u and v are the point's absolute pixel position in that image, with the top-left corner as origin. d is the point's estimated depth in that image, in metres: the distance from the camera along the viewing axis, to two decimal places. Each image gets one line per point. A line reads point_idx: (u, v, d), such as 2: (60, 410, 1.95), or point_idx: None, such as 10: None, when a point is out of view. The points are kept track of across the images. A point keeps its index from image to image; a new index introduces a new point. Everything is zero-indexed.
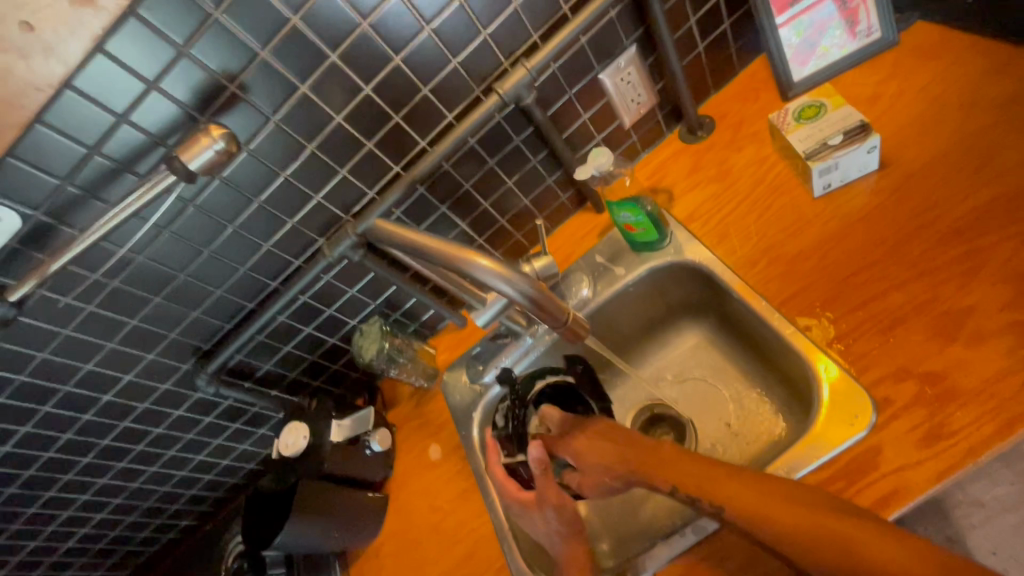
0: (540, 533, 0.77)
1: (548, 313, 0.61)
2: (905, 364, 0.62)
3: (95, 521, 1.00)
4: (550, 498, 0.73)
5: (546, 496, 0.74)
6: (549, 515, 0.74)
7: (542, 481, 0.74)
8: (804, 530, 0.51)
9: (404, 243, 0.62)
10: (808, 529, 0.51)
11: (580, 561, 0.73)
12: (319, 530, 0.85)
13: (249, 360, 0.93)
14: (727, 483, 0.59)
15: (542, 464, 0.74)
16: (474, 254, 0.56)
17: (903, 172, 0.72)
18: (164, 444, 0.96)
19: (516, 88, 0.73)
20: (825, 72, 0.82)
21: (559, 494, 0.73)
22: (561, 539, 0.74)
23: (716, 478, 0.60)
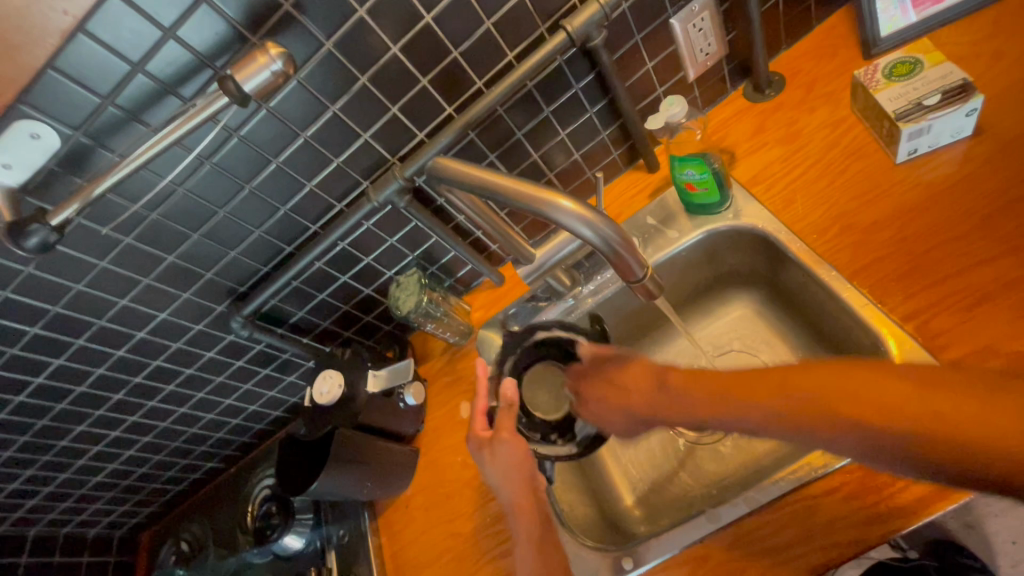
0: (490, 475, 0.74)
1: (624, 264, 0.59)
2: (991, 344, 0.59)
3: (125, 457, 1.01)
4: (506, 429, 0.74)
5: (500, 431, 0.74)
6: (499, 449, 0.73)
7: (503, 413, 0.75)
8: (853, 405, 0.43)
9: (477, 185, 0.58)
10: (859, 404, 0.42)
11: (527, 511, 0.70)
12: (352, 480, 0.84)
13: (284, 306, 0.91)
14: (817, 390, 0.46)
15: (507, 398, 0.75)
16: (557, 195, 0.54)
17: (1001, 140, 0.67)
18: (194, 386, 0.96)
19: (586, 27, 0.67)
20: (902, 36, 0.75)
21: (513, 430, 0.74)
22: (509, 485, 0.72)
23: (794, 384, 0.47)
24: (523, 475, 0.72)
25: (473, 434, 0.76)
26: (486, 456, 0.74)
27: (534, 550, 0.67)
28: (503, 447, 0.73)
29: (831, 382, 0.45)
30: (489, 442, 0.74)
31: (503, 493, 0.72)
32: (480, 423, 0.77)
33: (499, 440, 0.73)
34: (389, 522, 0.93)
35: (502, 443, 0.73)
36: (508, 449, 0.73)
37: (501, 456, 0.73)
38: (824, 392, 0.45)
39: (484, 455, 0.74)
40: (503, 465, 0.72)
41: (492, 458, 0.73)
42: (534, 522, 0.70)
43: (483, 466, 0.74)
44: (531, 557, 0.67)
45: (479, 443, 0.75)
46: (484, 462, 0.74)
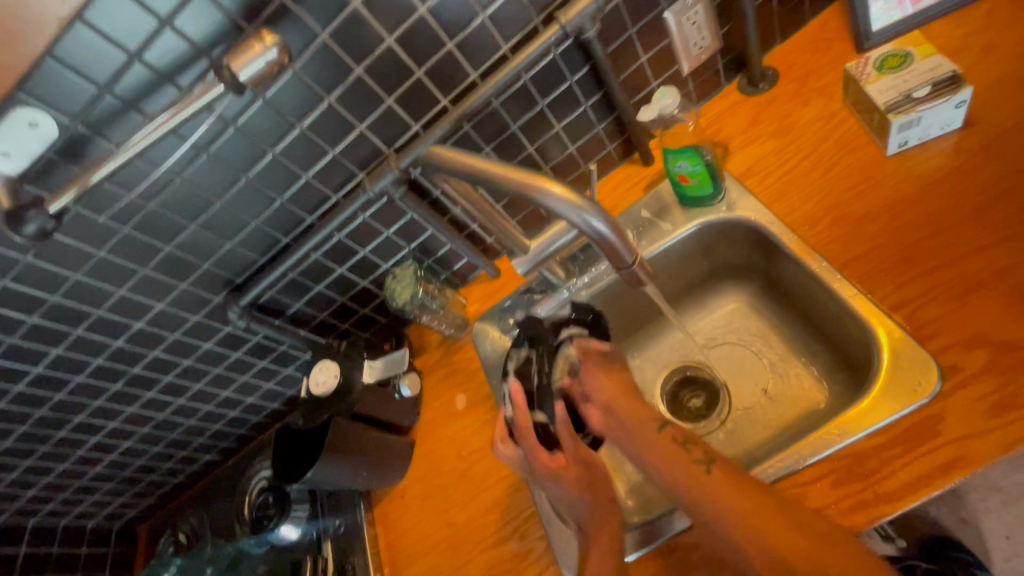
0: (569, 504, 0.71)
1: (611, 252, 0.60)
2: (978, 333, 0.59)
3: (122, 448, 1.02)
4: (583, 456, 0.73)
5: (580, 456, 0.73)
6: (580, 477, 0.71)
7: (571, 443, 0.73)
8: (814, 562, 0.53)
9: (471, 172, 0.59)
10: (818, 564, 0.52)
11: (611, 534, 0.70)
12: (348, 470, 0.85)
13: (280, 298, 0.92)
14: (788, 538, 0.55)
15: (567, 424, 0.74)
16: (548, 181, 0.54)
17: (992, 131, 0.67)
18: (192, 377, 0.96)
19: (579, 19, 0.68)
20: (896, 28, 0.76)
21: (587, 452, 0.74)
22: (591, 513, 0.70)
23: (774, 523, 0.56)
24: (603, 494, 0.71)
25: (545, 460, 0.71)
26: (569, 478, 0.70)
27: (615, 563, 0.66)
28: (583, 469, 0.72)
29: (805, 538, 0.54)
30: (566, 465, 0.71)
31: (583, 510, 0.70)
32: (544, 454, 0.72)
33: (580, 462, 0.72)
34: (384, 512, 0.93)
35: (585, 464, 0.72)
36: (590, 470, 0.72)
37: (587, 479, 0.71)
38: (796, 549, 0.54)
39: (563, 477, 0.71)
40: (585, 483, 0.71)
41: (575, 480, 0.71)
42: (614, 539, 0.68)
43: (558, 488, 0.71)
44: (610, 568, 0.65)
45: (556, 467, 0.71)
46: (562, 484, 0.70)
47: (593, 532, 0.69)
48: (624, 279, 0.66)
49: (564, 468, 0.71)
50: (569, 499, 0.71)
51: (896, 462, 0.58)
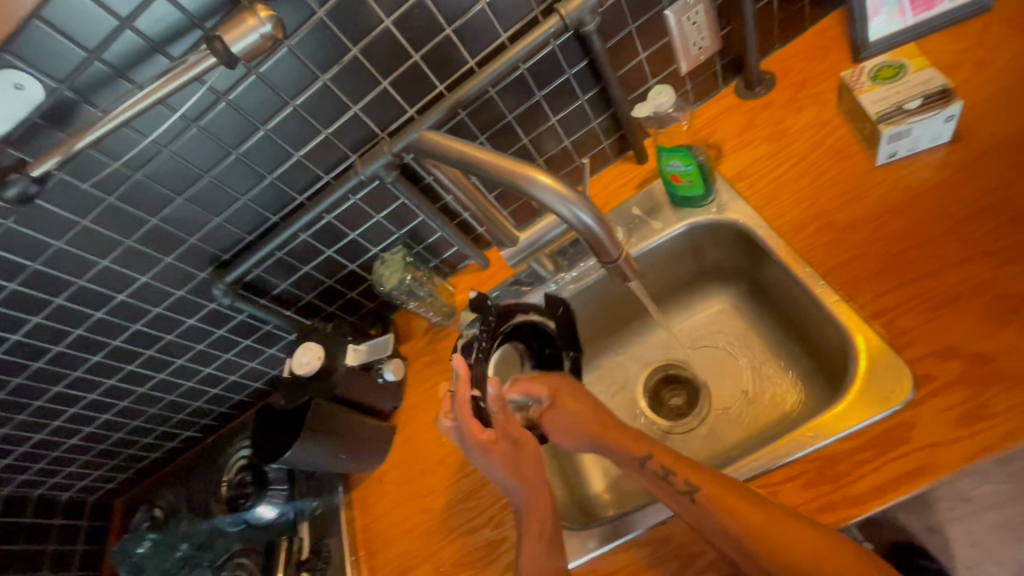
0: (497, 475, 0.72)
1: (597, 244, 0.60)
2: (953, 343, 0.60)
3: (100, 421, 1.01)
4: (514, 432, 0.74)
5: (509, 433, 0.74)
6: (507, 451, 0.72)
7: (502, 418, 0.74)
8: (793, 546, 0.53)
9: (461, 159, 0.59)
10: (799, 548, 0.53)
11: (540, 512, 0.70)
12: (327, 452, 0.85)
13: (266, 277, 0.92)
14: (764, 525, 0.55)
15: (498, 402, 0.73)
16: (537, 172, 0.54)
17: (979, 146, 0.68)
18: (173, 352, 0.96)
19: (579, 12, 0.68)
20: (894, 39, 0.76)
21: (518, 428, 0.75)
22: (519, 489, 0.71)
23: (745, 506, 0.57)
24: (535, 472, 0.73)
25: (478, 435, 0.71)
26: (500, 455, 0.71)
27: (545, 543, 0.67)
28: (513, 446, 0.73)
29: (784, 522, 0.55)
30: (497, 441, 0.72)
31: (515, 490, 0.72)
32: (476, 426, 0.72)
33: (511, 440, 0.73)
34: (362, 496, 0.94)
35: (515, 441, 0.74)
36: (519, 447, 0.73)
37: (515, 455, 0.73)
38: (776, 530, 0.54)
39: (494, 453, 0.71)
40: (515, 460, 0.72)
41: (505, 457, 0.72)
42: (546, 518, 0.70)
43: (490, 466, 0.71)
44: (540, 551, 0.67)
45: (487, 442, 0.71)
46: (493, 460, 0.71)
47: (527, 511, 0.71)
48: (609, 273, 0.66)
49: (495, 444, 0.72)
50: (501, 478, 0.72)
51: (865, 466, 0.59)
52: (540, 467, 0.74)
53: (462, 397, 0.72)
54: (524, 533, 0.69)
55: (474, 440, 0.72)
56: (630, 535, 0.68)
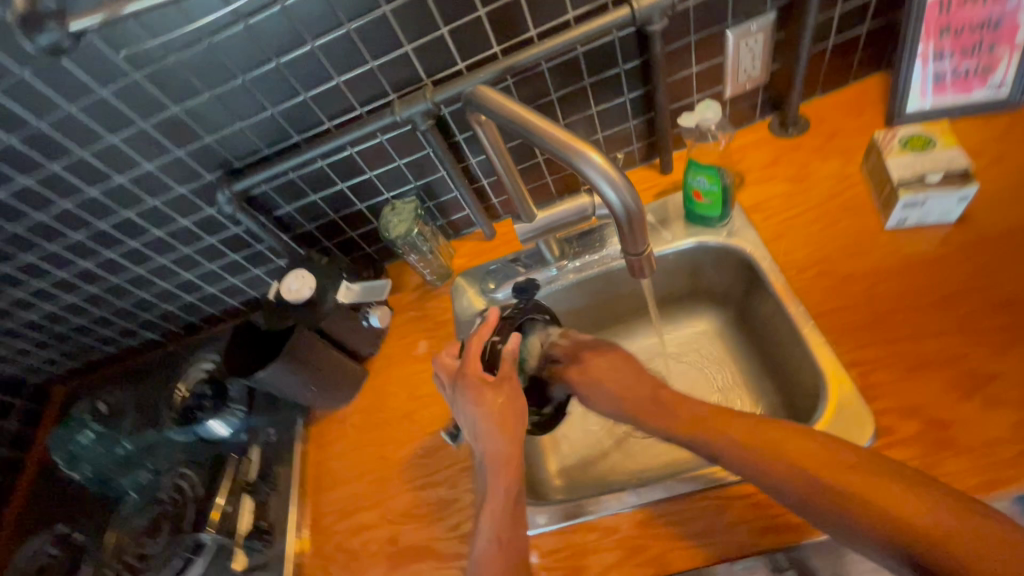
0: (477, 424, 0.67)
1: (627, 237, 0.58)
2: (916, 404, 0.64)
3: (65, 303, 1.00)
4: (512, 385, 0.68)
5: (508, 384, 0.68)
6: (498, 403, 0.67)
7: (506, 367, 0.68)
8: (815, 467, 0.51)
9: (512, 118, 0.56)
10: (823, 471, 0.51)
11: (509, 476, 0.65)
12: (299, 381, 0.84)
13: (272, 196, 0.90)
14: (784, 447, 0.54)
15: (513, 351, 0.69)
16: (588, 147, 0.51)
17: (982, 231, 0.72)
18: (158, 249, 0.94)
19: (650, 10, 0.68)
20: (925, 116, 0.81)
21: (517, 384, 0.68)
22: (494, 446, 0.66)
23: (773, 437, 0.56)
24: (518, 428, 0.67)
25: (472, 374, 0.68)
26: (488, 400, 0.66)
27: (511, 506, 0.63)
28: (506, 397, 0.67)
29: (808, 445, 0.53)
30: (491, 388, 0.67)
31: (493, 441, 0.66)
32: (476, 368, 0.69)
33: (506, 390, 0.68)
34: (320, 432, 0.94)
35: (508, 391, 0.68)
36: (511, 399, 0.67)
37: (506, 408, 0.67)
38: (795, 453, 0.53)
39: (482, 396, 0.67)
40: (504, 410, 0.67)
41: (494, 405, 0.67)
42: (515, 480, 0.65)
43: (473, 409, 0.67)
44: (505, 511, 0.63)
45: (479, 384, 0.68)
46: (480, 404, 0.67)
47: (497, 468, 0.65)
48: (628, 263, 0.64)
49: (486, 388, 0.67)
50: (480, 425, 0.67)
51: None
52: (524, 426, 0.68)
53: (477, 337, 0.71)
54: (492, 488, 0.65)
55: (468, 380, 0.69)
56: (585, 517, 0.71)
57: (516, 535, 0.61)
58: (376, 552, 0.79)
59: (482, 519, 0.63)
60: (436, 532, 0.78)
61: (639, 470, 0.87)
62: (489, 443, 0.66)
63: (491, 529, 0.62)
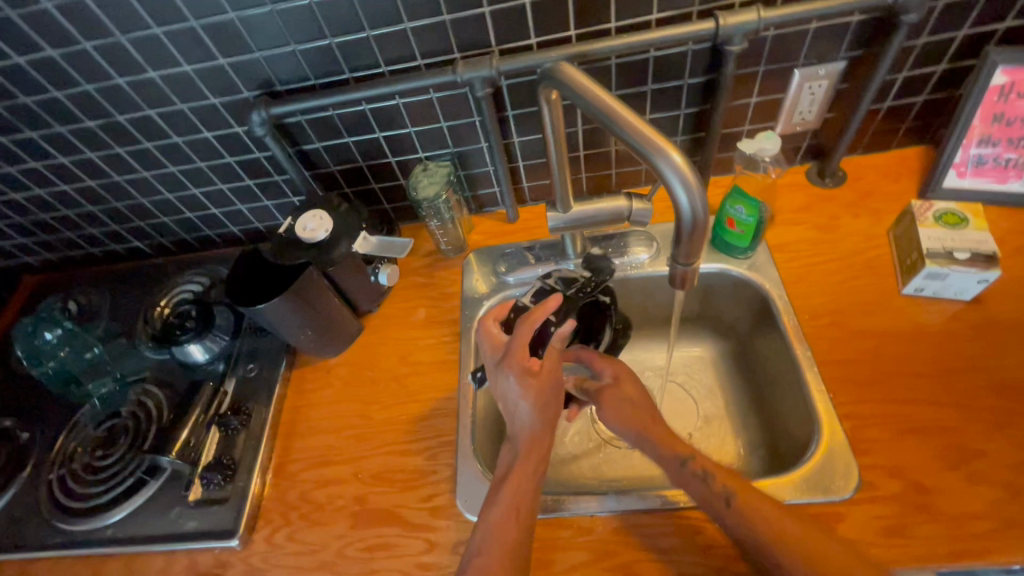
0: (515, 402, 0.68)
1: (680, 247, 0.55)
2: (901, 466, 0.66)
3: (58, 190, 0.96)
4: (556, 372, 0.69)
5: (554, 371, 0.69)
6: (541, 388, 0.67)
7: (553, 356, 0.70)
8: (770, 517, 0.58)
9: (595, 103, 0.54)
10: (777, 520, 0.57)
11: (537, 453, 0.67)
12: (298, 322, 0.82)
13: (305, 129, 0.87)
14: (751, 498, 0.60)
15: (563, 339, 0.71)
16: (674, 148, 0.49)
17: (990, 315, 0.75)
18: (171, 157, 0.90)
19: (733, 30, 0.68)
20: (959, 195, 0.83)
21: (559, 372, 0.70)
22: (526, 425, 0.67)
23: (747, 490, 0.61)
24: (555, 413, 0.69)
25: (522, 356, 0.67)
26: (535, 385, 0.67)
27: (534, 483, 0.65)
28: (551, 382, 0.68)
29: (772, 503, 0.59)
30: (539, 373, 0.68)
31: (530, 423, 0.67)
32: (525, 351, 0.68)
33: (552, 377, 0.69)
34: (302, 378, 0.91)
35: (553, 377, 0.69)
36: (555, 384, 0.69)
37: (548, 392, 0.68)
38: (758, 504, 0.59)
39: (529, 379, 0.67)
40: (546, 395, 0.68)
41: (540, 390, 0.67)
42: (541, 459, 0.67)
43: (517, 390, 0.67)
44: (530, 484, 0.65)
45: (527, 367, 0.67)
46: (524, 386, 0.67)
47: (529, 447, 0.67)
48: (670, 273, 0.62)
49: (534, 372, 0.67)
50: (522, 405, 0.67)
51: None
52: (557, 412, 0.70)
53: (536, 317, 0.68)
54: (518, 464, 0.66)
55: (516, 361, 0.68)
56: (554, 514, 0.70)
57: (534, 510, 0.64)
58: (340, 509, 0.77)
59: (502, 492, 0.64)
60: (406, 500, 0.76)
61: (612, 477, 0.88)
62: (525, 422, 0.67)
63: (511, 500, 0.63)
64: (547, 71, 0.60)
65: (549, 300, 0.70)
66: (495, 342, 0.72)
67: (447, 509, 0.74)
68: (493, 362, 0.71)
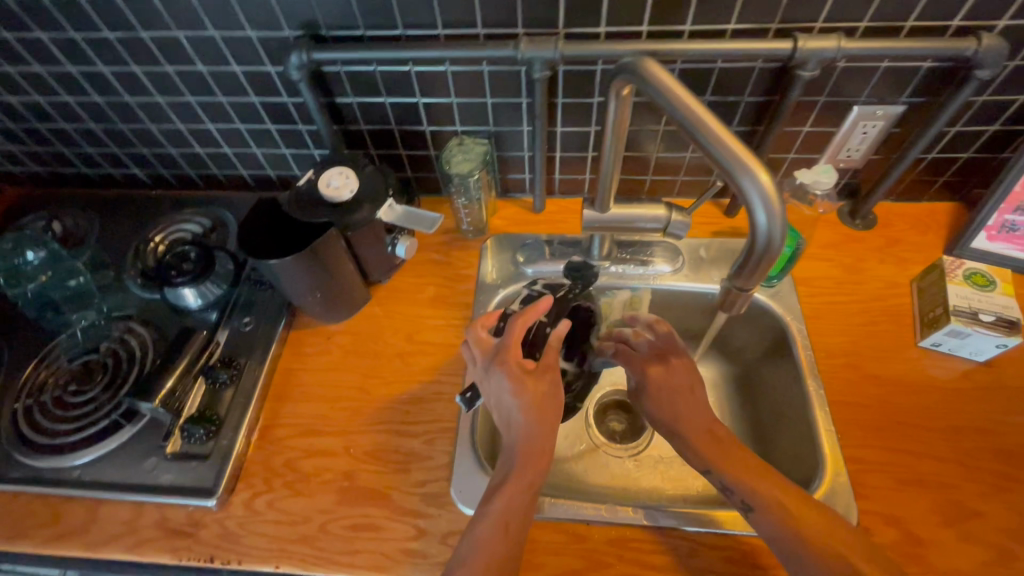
0: (507, 406, 0.65)
1: (748, 266, 0.55)
2: (899, 515, 0.67)
3: (60, 101, 0.89)
4: (551, 372, 0.66)
5: (549, 372, 0.66)
6: (536, 391, 0.64)
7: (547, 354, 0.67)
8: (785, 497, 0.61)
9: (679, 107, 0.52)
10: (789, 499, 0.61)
11: (536, 462, 0.63)
12: (310, 282, 0.78)
13: (342, 81, 0.82)
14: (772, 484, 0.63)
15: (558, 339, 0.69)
16: (762, 166, 0.49)
17: (1000, 380, 0.76)
18: (192, 86, 0.84)
19: (812, 54, 0.66)
20: (986, 257, 0.83)
21: (555, 370, 0.67)
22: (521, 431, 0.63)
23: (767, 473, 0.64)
24: (552, 421, 0.65)
25: (514, 359, 0.65)
26: (527, 388, 0.64)
27: (527, 497, 0.62)
28: (545, 385, 0.65)
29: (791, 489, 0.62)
30: (531, 372, 0.65)
31: (523, 430, 0.63)
32: (515, 352, 0.66)
33: (547, 376, 0.66)
34: (300, 340, 0.88)
35: (548, 380, 0.66)
36: (550, 389, 0.65)
37: (542, 397, 0.64)
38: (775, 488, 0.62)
39: (522, 383, 0.64)
40: (541, 400, 0.64)
41: (533, 394, 0.64)
42: (538, 473, 0.63)
43: (509, 392, 0.64)
44: (522, 500, 0.62)
45: (519, 369, 0.65)
46: (517, 390, 0.64)
47: (523, 458, 0.63)
48: (721, 289, 0.63)
49: (526, 374, 0.65)
50: (513, 409, 0.64)
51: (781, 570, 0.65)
52: (557, 417, 0.66)
53: (523, 317, 0.68)
54: (512, 476, 0.62)
55: (507, 363, 0.65)
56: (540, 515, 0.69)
57: (523, 526, 0.61)
58: (327, 482, 0.74)
59: (495, 501, 0.61)
60: (398, 482, 0.74)
61: (603, 484, 0.87)
62: (519, 430, 0.63)
63: (500, 512, 0.61)
64: (624, 62, 0.57)
65: (539, 302, 0.70)
66: (482, 346, 0.69)
67: (441, 498, 0.72)
68: (482, 365, 0.68)
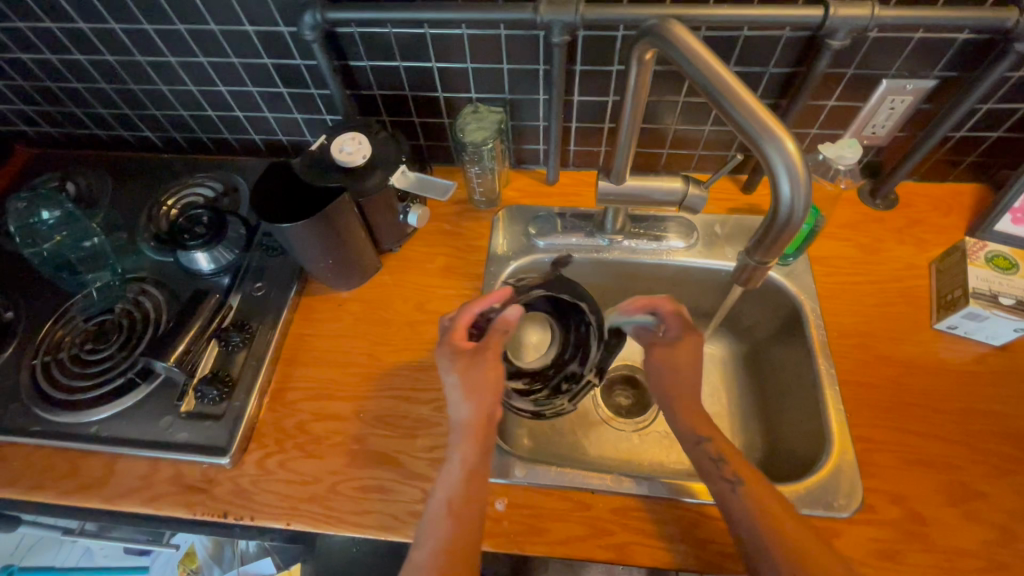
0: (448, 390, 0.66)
1: (770, 239, 0.55)
2: (903, 494, 0.67)
3: (72, 60, 0.88)
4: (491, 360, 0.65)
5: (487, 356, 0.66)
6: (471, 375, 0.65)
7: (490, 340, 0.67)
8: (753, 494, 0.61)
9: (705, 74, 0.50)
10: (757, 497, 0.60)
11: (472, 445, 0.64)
12: (322, 249, 0.78)
13: (356, 44, 0.80)
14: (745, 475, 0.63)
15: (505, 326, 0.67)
16: (787, 133, 0.48)
17: (1015, 364, 0.75)
18: (204, 46, 0.83)
19: (843, 22, 0.63)
20: (1010, 239, 0.81)
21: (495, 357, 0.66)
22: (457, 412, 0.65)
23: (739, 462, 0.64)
24: (488, 402, 0.65)
25: (454, 344, 0.67)
26: (460, 374, 0.65)
27: (465, 483, 0.63)
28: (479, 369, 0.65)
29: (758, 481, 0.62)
30: (468, 358, 0.65)
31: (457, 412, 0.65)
32: (458, 336, 0.68)
33: (481, 362, 0.65)
34: (310, 306, 0.88)
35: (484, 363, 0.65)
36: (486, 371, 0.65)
37: (473, 382, 0.64)
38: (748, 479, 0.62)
39: (457, 366, 0.65)
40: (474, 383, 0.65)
41: (464, 377, 0.65)
42: (476, 451, 0.64)
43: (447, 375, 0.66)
44: (458, 483, 0.63)
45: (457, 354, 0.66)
46: (453, 374, 0.65)
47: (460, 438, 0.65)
48: (737, 263, 0.63)
49: (462, 359, 0.66)
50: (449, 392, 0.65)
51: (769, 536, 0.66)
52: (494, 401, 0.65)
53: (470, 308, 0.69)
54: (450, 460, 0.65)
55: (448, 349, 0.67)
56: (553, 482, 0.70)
57: (464, 505, 0.62)
58: (337, 445, 0.76)
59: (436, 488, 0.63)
60: (406, 447, 0.75)
61: (608, 456, 0.87)
62: (456, 410, 0.65)
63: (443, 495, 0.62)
64: (646, 26, 0.56)
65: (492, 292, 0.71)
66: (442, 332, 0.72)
67: None
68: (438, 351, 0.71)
